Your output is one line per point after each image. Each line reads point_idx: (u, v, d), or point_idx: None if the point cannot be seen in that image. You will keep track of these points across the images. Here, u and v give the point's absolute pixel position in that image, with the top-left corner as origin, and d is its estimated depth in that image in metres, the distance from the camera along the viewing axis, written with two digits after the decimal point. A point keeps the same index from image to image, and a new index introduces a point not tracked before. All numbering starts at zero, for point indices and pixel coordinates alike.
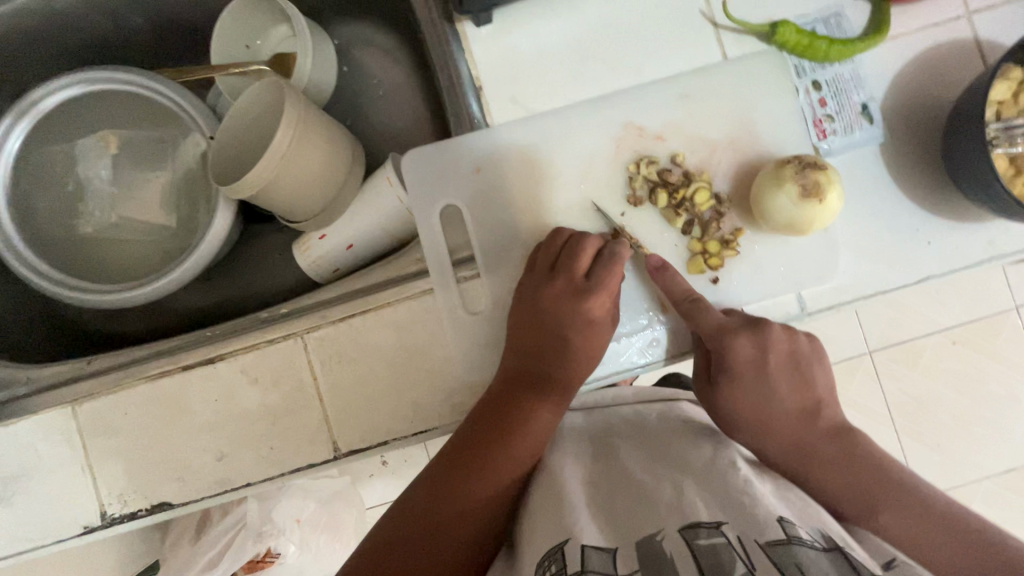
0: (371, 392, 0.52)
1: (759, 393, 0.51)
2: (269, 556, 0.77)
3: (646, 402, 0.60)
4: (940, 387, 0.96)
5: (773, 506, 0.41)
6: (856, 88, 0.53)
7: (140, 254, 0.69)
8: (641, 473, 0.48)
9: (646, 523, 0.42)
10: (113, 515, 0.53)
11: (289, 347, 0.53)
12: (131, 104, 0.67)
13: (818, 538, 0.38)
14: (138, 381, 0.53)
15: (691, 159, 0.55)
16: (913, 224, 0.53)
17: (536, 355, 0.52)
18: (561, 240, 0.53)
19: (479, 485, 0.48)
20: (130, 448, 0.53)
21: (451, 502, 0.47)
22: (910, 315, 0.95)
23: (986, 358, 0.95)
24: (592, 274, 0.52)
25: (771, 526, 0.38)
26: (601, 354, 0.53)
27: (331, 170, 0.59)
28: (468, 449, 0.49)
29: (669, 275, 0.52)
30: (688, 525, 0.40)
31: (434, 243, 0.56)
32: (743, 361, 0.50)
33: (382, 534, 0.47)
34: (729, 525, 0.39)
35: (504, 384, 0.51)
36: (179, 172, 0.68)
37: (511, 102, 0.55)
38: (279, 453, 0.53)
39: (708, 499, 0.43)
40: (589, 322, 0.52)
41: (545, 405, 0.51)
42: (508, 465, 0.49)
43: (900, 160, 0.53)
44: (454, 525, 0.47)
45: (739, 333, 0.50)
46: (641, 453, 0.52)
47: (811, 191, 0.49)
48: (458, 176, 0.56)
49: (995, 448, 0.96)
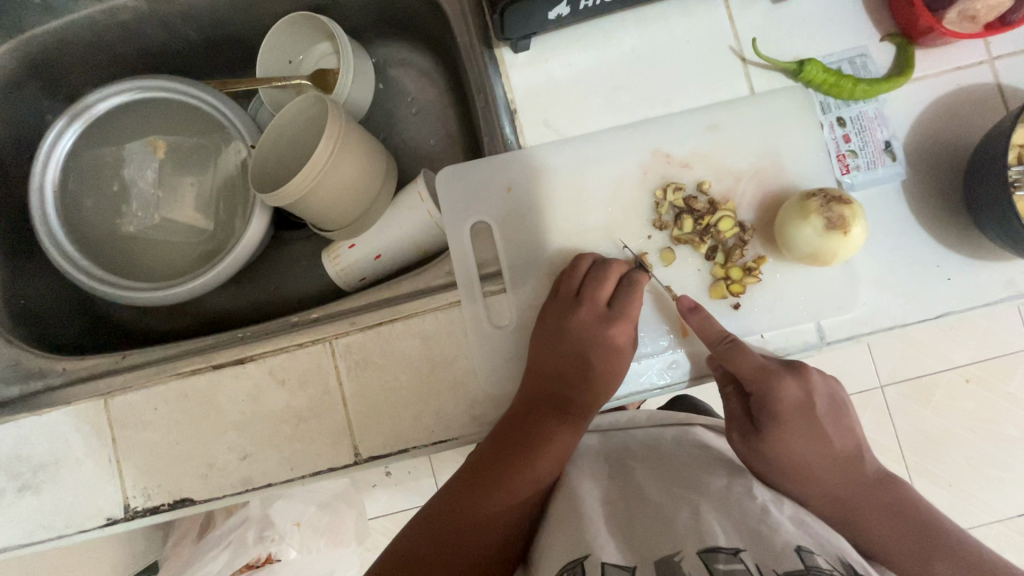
0: (393, 399, 0.55)
1: (803, 437, 0.51)
2: (269, 559, 0.78)
3: (660, 425, 0.60)
4: (953, 425, 0.95)
5: (791, 535, 0.42)
6: (879, 126, 0.55)
7: (175, 256, 0.68)
8: (658, 494, 0.50)
9: (664, 543, 0.43)
10: (135, 508, 0.57)
11: (318, 351, 0.56)
12: (178, 111, 0.68)
13: (835, 565, 0.40)
14: (173, 377, 0.57)
15: (716, 187, 0.57)
16: (931, 259, 0.54)
17: (561, 378, 0.55)
18: (584, 268, 0.56)
19: (501, 502, 0.51)
20: (161, 443, 0.57)
21: (473, 513, 0.50)
22: (924, 351, 0.95)
23: (1001, 399, 0.95)
24: (616, 300, 0.55)
25: (788, 555, 0.39)
26: (622, 376, 0.55)
27: (365, 184, 0.63)
28: (494, 464, 0.51)
29: (702, 316, 0.53)
30: (706, 549, 0.41)
31: (463, 258, 0.58)
32: (790, 404, 0.51)
33: (407, 548, 0.49)
34: (747, 553, 0.40)
35: (529, 403, 0.54)
36: (220, 178, 0.69)
37: (545, 125, 0.58)
38: (301, 455, 0.56)
39: (725, 523, 0.44)
40: (612, 345, 0.54)
41: (564, 425, 0.54)
42: (529, 481, 0.52)
43: (921, 197, 0.54)
44: (477, 534, 0.49)
45: (785, 375, 0.51)
46: (656, 475, 0.53)
47: (837, 224, 0.50)
48: (490, 195, 0.59)
49: (1010, 492, 0.95)
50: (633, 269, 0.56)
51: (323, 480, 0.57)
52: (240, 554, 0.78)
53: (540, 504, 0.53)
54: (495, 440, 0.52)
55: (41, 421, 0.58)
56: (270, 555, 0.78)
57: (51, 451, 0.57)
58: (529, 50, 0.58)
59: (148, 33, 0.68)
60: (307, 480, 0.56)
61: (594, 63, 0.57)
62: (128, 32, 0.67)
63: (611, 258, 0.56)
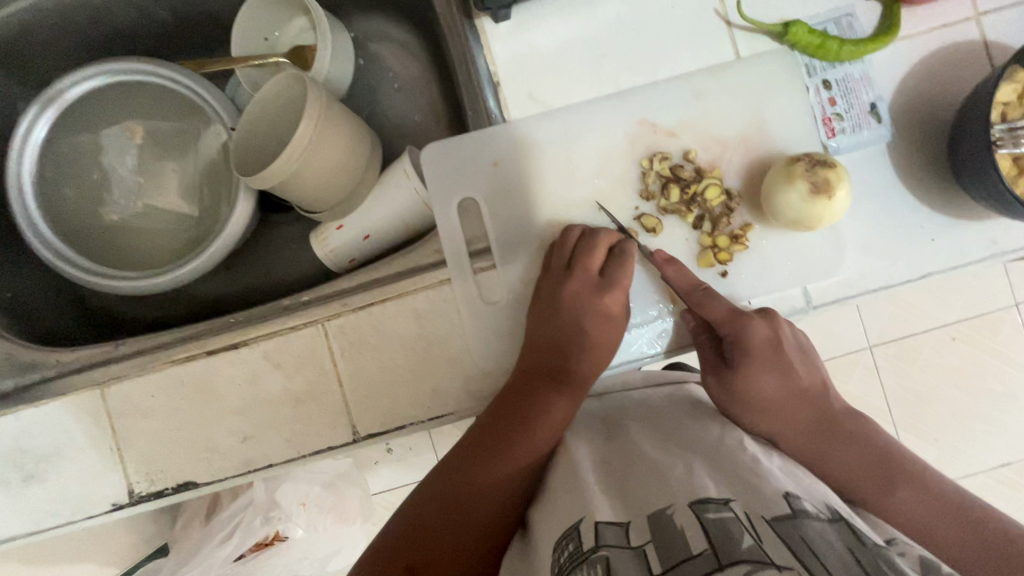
0: (389, 378, 0.56)
1: (771, 376, 0.53)
2: (278, 538, 0.82)
3: (655, 386, 0.61)
4: (938, 382, 0.97)
5: (778, 482, 0.44)
6: (866, 88, 0.54)
7: (162, 244, 0.67)
8: (653, 450, 0.51)
9: (656, 498, 0.44)
10: (140, 493, 0.58)
11: (311, 333, 0.57)
12: (156, 96, 0.66)
13: (822, 508, 0.41)
14: (167, 364, 0.58)
15: (703, 156, 0.56)
16: (914, 220, 0.54)
17: (556, 350, 0.56)
18: (573, 238, 0.56)
19: (500, 470, 0.51)
20: (159, 430, 0.58)
21: (476, 480, 0.51)
22: (911, 310, 0.97)
23: (985, 355, 0.97)
24: (605, 268, 0.56)
25: (777, 502, 0.41)
26: (616, 347, 0.56)
27: (348, 164, 0.63)
28: (497, 430, 0.52)
29: (678, 267, 0.54)
30: (698, 500, 0.42)
31: (452, 234, 0.58)
32: (759, 344, 0.53)
33: (410, 517, 0.50)
34: (737, 502, 0.41)
35: (524, 374, 0.55)
36: (203, 163, 0.67)
37: (529, 97, 0.57)
38: (301, 435, 0.57)
39: (716, 479, 0.45)
40: (607, 316, 0.56)
41: (561, 394, 0.54)
42: (528, 450, 0.52)
43: (907, 158, 0.54)
44: (480, 500, 0.50)
45: (753, 316, 0.53)
46: (650, 434, 0.53)
47: (821, 188, 0.49)
48: (474, 170, 0.58)
49: (992, 443, 0.98)
50: (622, 239, 0.56)
51: (324, 458, 0.58)
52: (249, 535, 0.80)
53: (541, 470, 0.54)
54: (491, 410, 0.53)
55: (38, 412, 0.58)
56: (279, 532, 0.82)
57: (51, 442, 0.58)
58: (511, 19, 0.56)
59: (117, 13, 0.66)
60: (308, 459, 0.57)
61: (577, 30, 0.56)
62: (96, 12, 0.65)
63: (602, 228, 0.56)
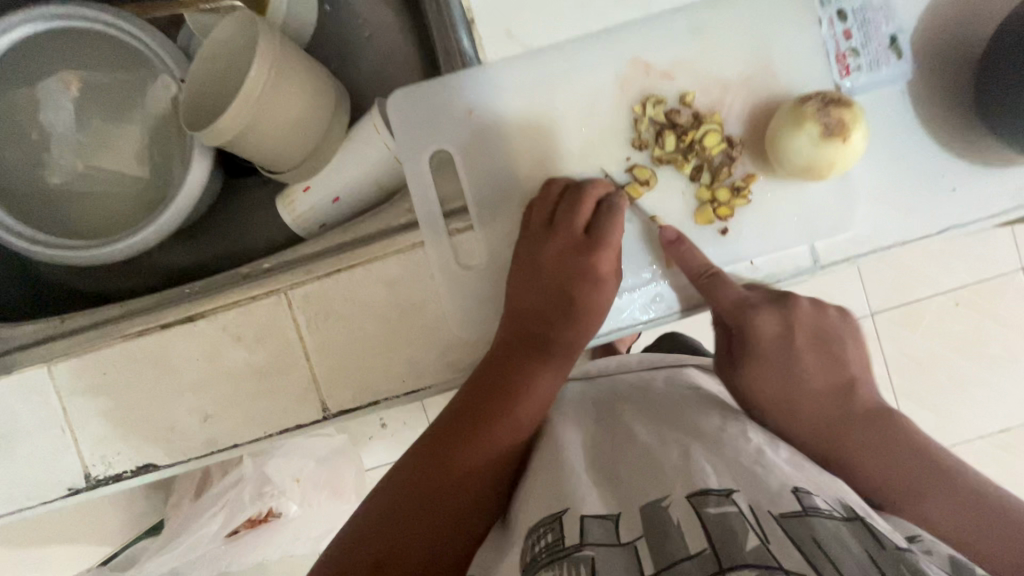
0: (359, 351, 0.52)
1: (779, 371, 0.48)
2: (271, 515, 0.77)
3: (650, 369, 0.59)
4: (940, 348, 0.93)
5: (786, 476, 0.39)
6: (885, 19, 0.48)
7: (111, 209, 0.61)
8: (647, 436, 0.47)
9: (650, 487, 0.41)
10: (97, 476, 0.54)
11: (273, 303, 0.52)
12: (95, 44, 0.59)
13: (835, 505, 0.37)
14: (117, 339, 0.53)
15: (702, 99, 0.50)
16: (934, 169, 0.49)
17: (539, 319, 0.50)
18: (556, 192, 0.51)
19: (480, 451, 0.47)
20: (113, 409, 0.54)
21: (451, 464, 0.46)
22: (914, 275, 0.92)
23: (986, 321, 0.93)
24: (591, 225, 0.50)
25: (785, 497, 0.36)
26: (605, 313, 0.51)
27: (311, 116, 0.57)
28: (474, 408, 0.48)
29: (686, 249, 0.49)
30: (697, 492, 0.38)
31: (424, 192, 0.52)
32: (766, 337, 0.48)
33: (382, 505, 0.46)
34: (741, 494, 0.37)
35: (505, 346, 0.50)
36: (152, 119, 0.61)
37: (506, 34, 0.49)
38: (266, 413, 0.53)
39: (717, 464, 0.41)
40: (596, 279, 0.50)
41: (546, 366, 0.50)
42: (508, 428, 0.48)
43: (929, 100, 0.49)
44: (455, 485, 0.46)
45: (762, 306, 0.49)
46: (645, 417, 0.50)
47: (834, 130, 0.44)
48: (448, 119, 0.52)
49: (991, 408, 0.95)
50: (613, 193, 0.51)
51: (293, 437, 0.54)
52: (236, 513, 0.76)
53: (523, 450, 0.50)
54: (469, 388, 0.49)
55: None
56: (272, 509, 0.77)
57: None
58: None
59: None
60: (275, 438, 0.54)
61: None
62: None
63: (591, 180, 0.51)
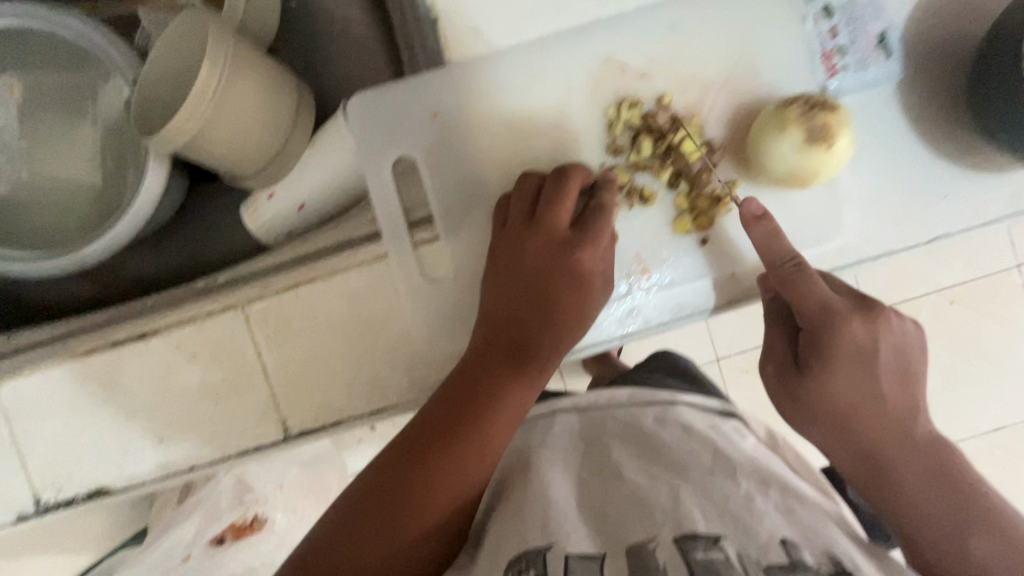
0: (321, 368, 0.49)
1: (855, 385, 0.43)
2: (256, 522, 0.70)
3: (641, 405, 0.51)
4: (940, 348, 0.88)
5: (774, 524, 0.39)
6: (873, 17, 0.45)
7: (64, 219, 0.59)
8: (634, 473, 0.44)
9: (636, 527, 0.40)
10: (47, 502, 0.51)
11: (229, 319, 0.49)
12: (38, 43, 0.56)
13: (822, 560, 0.37)
14: (65, 358, 0.50)
15: (680, 102, 0.47)
16: (926, 175, 0.46)
17: (517, 320, 0.45)
18: (533, 184, 0.47)
19: (448, 472, 0.42)
20: (63, 431, 0.51)
21: (416, 481, 0.42)
22: (913, 273, 0.87)
23: (986, 320, 0.87)
24: (576, 220, 0.46)
25: (773, 548, 0.37)
26: (588, 316, 0.46)
27: (271, 119, 0.54)
28: (445, 420, 0.43)
29: (765, 228, 0.45)
30: (683, 535, 0.38)
31: (387, 201, 0.49)
32: (848, 350, 0.43)
33: (337, 519, 0.42)
34: (727, 540, 0.37)
35: (483, 352, 0.45)
36: (103, 124, 0.58)
37: (474, 35, 0.47)
38: (224, 434, 0.50)
39: (704, 507, 0.40)
40: (578, 279, 0.45)
41: (527, 377, 0.44)
42: (481, 446, 0.42)
43: (920, 101, 0.46)
44: (419, 506, 0.41)
45: (851, 315, 0.43)
46: (632, 449, 0.46)
47: (819, 135, 0.41)
48: (411, 124, 0.49)
49: (991, 408, 0.89)
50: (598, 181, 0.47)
51: (253, 459, 0.51)
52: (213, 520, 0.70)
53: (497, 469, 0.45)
54: (442, 399, 0.44)
55: None
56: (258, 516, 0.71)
57: None
58: None
59: None
60: (234, 461, 0.51)
61: None
62: None
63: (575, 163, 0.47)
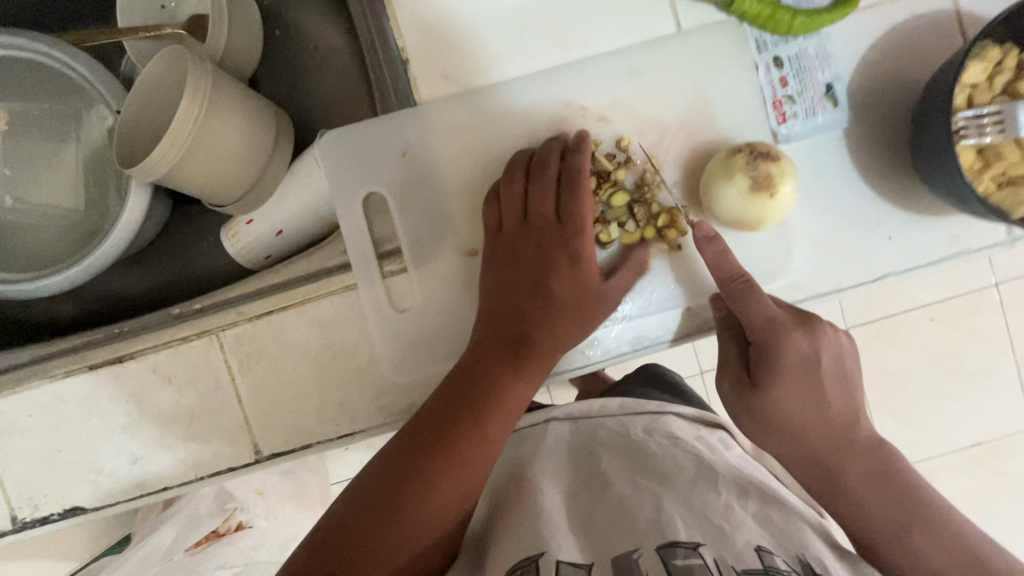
0: (292, 393, 0.51)
1: (801, 394, 0.46)
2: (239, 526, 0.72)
3: (631, 414, 0.54)
4: (918, 366, 0.89)
5: (751, 532, 0.40)
6: (821, 67, 0.48)
7: (47, 241, 0.60)
8: (623, 486, 0.45)
9: (621, 538, 0.41)
10: (23, 519, 0.52)
11: (204, 344, 0.51)
12: (21, 73, 0.57)
13: (794, 565, 0.38)
14: (43, 380, 0.52)
15: (638, 144, 0.50)
16: (871, 217, 0.49)
17: (517, 305, 0.47)
18: (522, 176, 0.48)
19: (450, 461, 0.42)
20: (41, 451, 0.52)
21: (425, 465, 0.42)
22: (891, 292, 0.88)
23: (962, 336, 0.89)
24: (563, 214, 0.48)
25: (747, 555, 0.38)
26: (585, 297, 0.47)
27: (249, 152, 0.55)
28: (452, 404, 0.44)
29: (718, 250, 0.46)
30: (665, 543, 0.39)
31: (358, 235, 0.51)
32: (793, 360, 0.45)
33: (341, 512, 0.42)
34: (706, 547, 0.38)
35: (478, 349, 0.46)
36: (88, 150, 0.60)
37: (443, 76, 0.49)
38: (196, 455, 0.52)
39: (686, 516, 0.41)
40: (571, 260, 0.47)
41: (525, 366, 0.45)
42: (486, 425, 0.43)
43: (865, 147, 0.49)
44: (426, 490, 0.41)
45: (793, 328, 0.45)
46: (625, 462, 0.48)
47: (763, 184, 0.43)
48: (383, 160, 0.51)
49: (967, 424, 0.90)
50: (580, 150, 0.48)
51: (225, 480, 0.52)
52: (196, 526, 0.69)
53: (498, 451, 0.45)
54: (442, 397, 0.44)
55: None
56: (241, 523, 0.72)
57: None
58: None
59: None
60: (206, 481, 0.52)
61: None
62: None
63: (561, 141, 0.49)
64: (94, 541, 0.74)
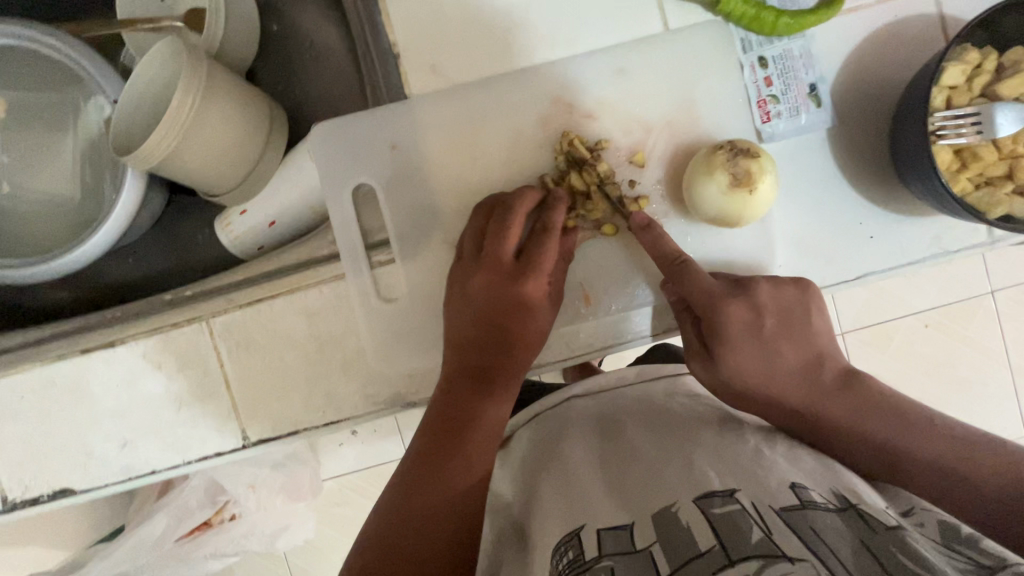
0: (279, 380, 0.52)
1: (756, 357, 0.45)
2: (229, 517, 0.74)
3: (647, 380, 0.54)
4: (912, 373, 0.89)
5: (784, 472, 0.37)
6: (805, 68, 0.49)
7: (42, 227, 0.61)
8: (648, 449, 0.44)
9: (654, 497, 0.38)
10: (13, 500, 0.53)
11: (194, 331, 0.52)
12: (20, 62, 0.58)
13: (831, 497, 0.35)
14: (35, 363, 0.53)
15: (623, 141, 0.50)
16: (853, 215, 0.49)
17: (477, 350, 0.48)
18: (484, 219, 0.49)
19: (432, 505, 0.43)
20: (31, 433, 0.53)
21: (414, 519, 0.43)
22: (886, 297, 0.88)
23: (958, 343, 0.89)
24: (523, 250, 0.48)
25: (783, 492, 0.34)
26: (541, 339, 0.49)
27: (242, 144, 0.56)
28: (425, 458, 0.45)
29: (655, 234, 0.47)
30: (701, 494, 0.35)
31: (347, 226, 0.52)
32: (737, 329, 0.45)
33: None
34: (742, 492, 0.35)
35: (442, 397, 0.47)
36: (84, 140, 0.61)
37: (432, 71, 0.50)
38: (185, 440, 0.53)
39: (718, 467, 0.39)
40: (528, 305, 0.48)
41: (486, 401, 0.46)
42: (460, 467, 0.44)
43: (848, 146, 0.49)
44: (421, 545, 0.42)
45: (730, 297, 0.45)
46: (648, 431, 0.46)
47: (741, 180, 0.44)
48: (373, 151, 0.52)
49: None
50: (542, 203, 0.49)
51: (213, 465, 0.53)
52: (186, 518, 0.70)
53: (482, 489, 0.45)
54: (416, 453, 0.45)
55: None
56: (235, 514, 0.74)
57: None
58: None
59: None
60: (194, 466, 0.53)
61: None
62: None
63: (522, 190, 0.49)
64: (88, 527, 0.75)
